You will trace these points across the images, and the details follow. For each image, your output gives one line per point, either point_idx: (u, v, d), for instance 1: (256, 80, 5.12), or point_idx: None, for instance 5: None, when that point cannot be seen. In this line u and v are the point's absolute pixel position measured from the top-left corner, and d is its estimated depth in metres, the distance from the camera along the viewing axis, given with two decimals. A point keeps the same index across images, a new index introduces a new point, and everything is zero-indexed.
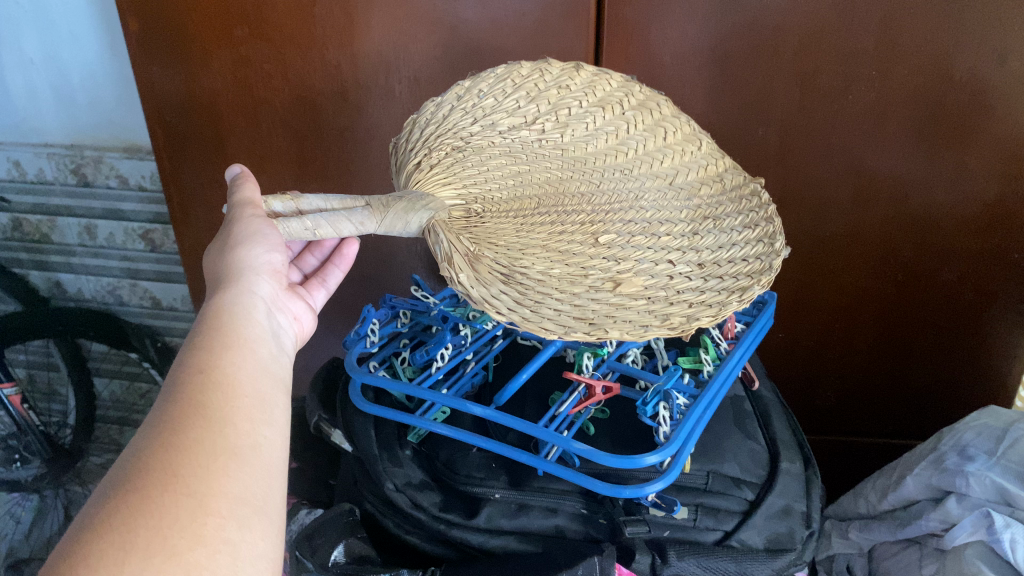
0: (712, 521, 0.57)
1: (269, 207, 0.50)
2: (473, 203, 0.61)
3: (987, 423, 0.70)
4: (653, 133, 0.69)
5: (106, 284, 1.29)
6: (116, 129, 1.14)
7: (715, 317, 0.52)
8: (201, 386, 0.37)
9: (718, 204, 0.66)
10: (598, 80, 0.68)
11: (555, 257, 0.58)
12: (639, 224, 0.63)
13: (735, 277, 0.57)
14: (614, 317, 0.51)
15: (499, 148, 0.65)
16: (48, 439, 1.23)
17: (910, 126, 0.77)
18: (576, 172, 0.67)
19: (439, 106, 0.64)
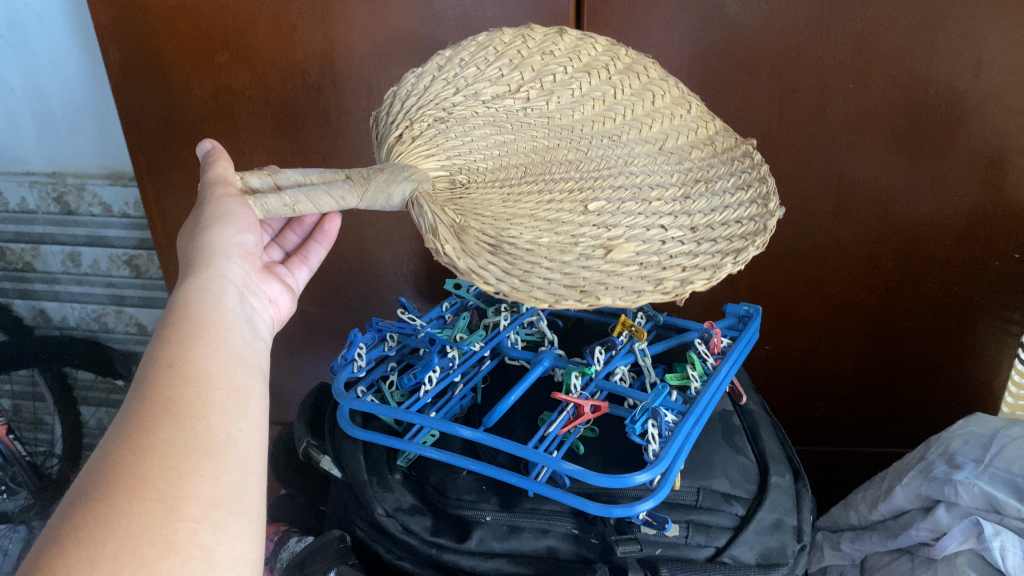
0: (704, 538, 0.57)
1: (246, 183, 0.50)
2: (456, 175, 0.61)
3: (974, 431, 0.71)
4: (641, 98, 0.65)
5: (92, 312, 1.28)
6: (98, 156, 1.13)
7: (709, 280, 0.51)
8: (169, 381, 0.37)
9: (711, 166, 0.63)
10: (583, 45, 0.64)
11: (544, 226, 0.57)
12: (629, 189, 0.60)
13: (728, 239, 0.55)
14: (605, 283, 0.50)
15: (483, 118, 0.63)
16: (32, 470, 1.24)
17: (888, 137, 0.78)
18: (565, 141, 0.65)
19: (420, 77, 0.62)
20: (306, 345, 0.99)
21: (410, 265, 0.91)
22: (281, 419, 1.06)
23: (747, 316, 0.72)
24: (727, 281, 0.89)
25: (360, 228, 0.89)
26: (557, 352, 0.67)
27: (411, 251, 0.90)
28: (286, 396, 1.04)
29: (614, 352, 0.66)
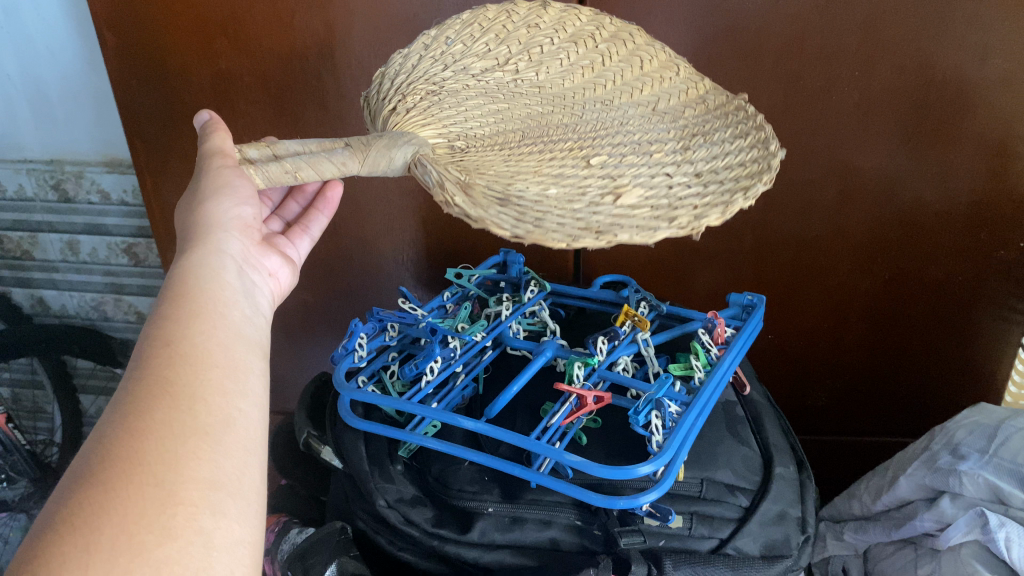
0: (708, 529, 0.57)
1: (245, 155, 0.48)
2: (454, 140, 0.61)
3: (978, 421, 0.70)
4: (630, 64, 0.67)
5: (91, 300, 1.27)
6: (95, 143, 1.12)
7: (722, 215, 0.52)
8: (167, 361, 0.36)
9: (706, 121, 0.66)
10: (568, 16, 0.66)
11: (549, 180, 0.59)
12: (629, 146, 0.64)
13: (730, 180, 0.58)
14: (620, 221, 0.51)
15: (475, 90, 0.65)
16: (33, 458, 1.24)
17: (893, 124, 0.77)
18: (558, 107, 0.68)
19: (408, 57, 0.63)
20: (306, 334, 0.98)
21: (410, 254, 0.90)
22: (281, 409, 1.06)
23: (750, 306, 0.71)
24: (730, 270, 0.89)
25: (360, 215, 0.88)
26: (560, 342, 0.66)
27: (411, 240, 0.89)
28: (286, 386, 1.04)
29: (617, 342, 0.66)
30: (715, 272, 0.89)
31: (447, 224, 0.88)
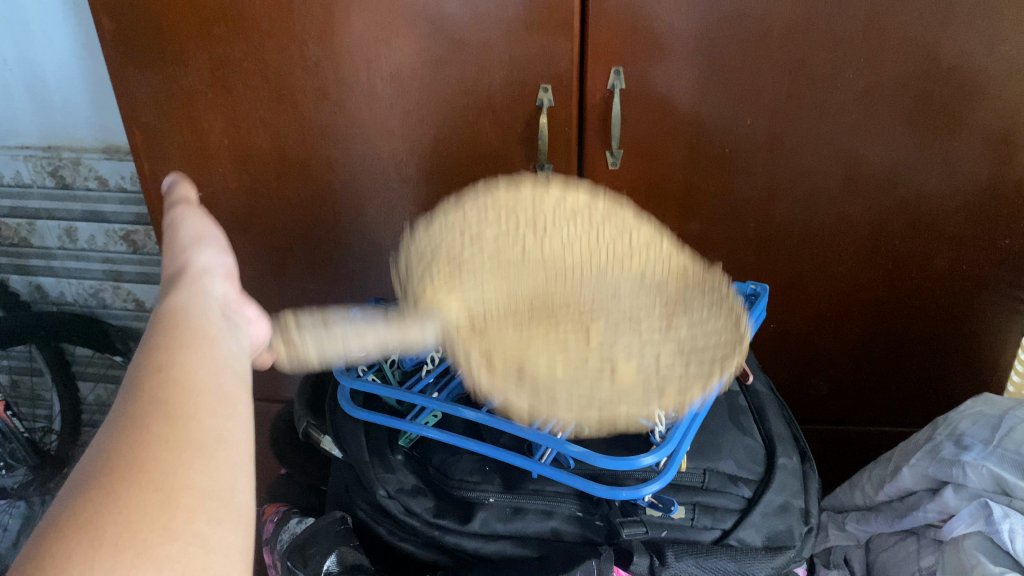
0: (710, 520, 0.57)
1: (296, 345, 0.50)
2: (472, 317, 0.54)
3: (983, 412, 0.70)
4: (621, 234, 0.62)
5: (89, 287, 1.27)
6: (93, 129, 1.11)
7: (708, 386, 0.50)
8: (160, 385, 0.36)
9: (688, 297, 0.60)
10: (568, 195, 0.61)
11: (554, 356, 0.52)
12: (623, 317, 0.57)
13: (714, 346, 0.54)
14: (617, 405, 0.49)
15: (485, 260, 0.58)
16: (32, 445, 1.24)
17: (898, 113, 0.76)
18: (559, 282, 0.59)
19: (426, 234, 0.59)
20: None
21: None
22: (281, 396, 1.05)
23: (753, 295, 0.71)
24: (732, 259, 0.88)
25: (360, 204, 0.87)
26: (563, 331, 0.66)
27: (411, 228, 0.89)
28: (285, 374, 1.03)
29: None
30: (717, 262, 0.89)
31: None
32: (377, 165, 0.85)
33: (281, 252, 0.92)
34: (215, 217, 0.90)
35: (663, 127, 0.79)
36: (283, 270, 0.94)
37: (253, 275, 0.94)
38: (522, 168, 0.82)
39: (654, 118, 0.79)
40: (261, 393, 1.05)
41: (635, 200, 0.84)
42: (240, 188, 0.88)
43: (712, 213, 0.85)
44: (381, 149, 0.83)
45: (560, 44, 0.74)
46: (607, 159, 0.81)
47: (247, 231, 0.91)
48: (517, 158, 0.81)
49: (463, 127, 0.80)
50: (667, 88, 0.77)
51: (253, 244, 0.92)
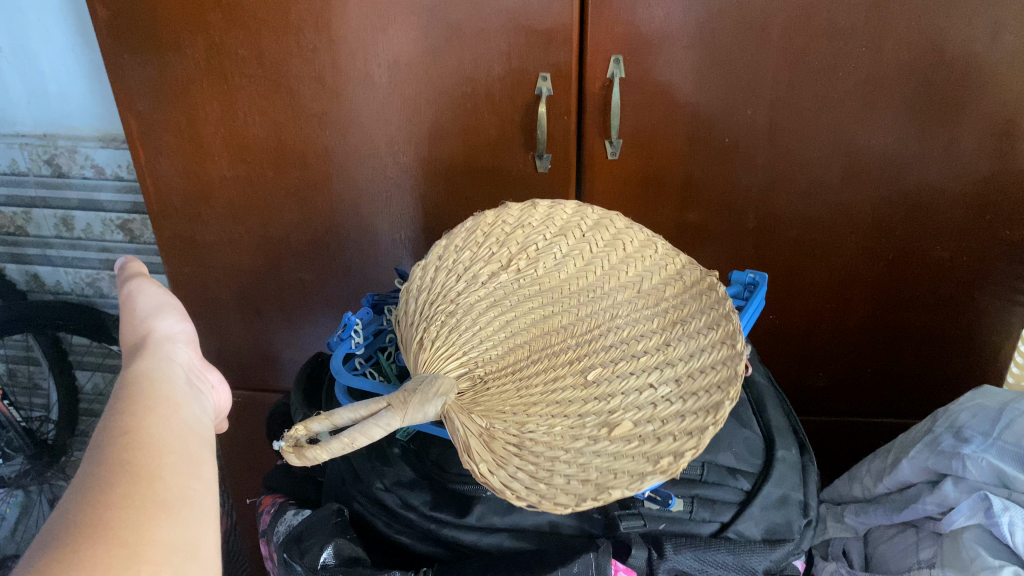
0: (709, 513, 0.57)
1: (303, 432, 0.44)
2: (476, 369, 0.54)
3: (983, 404, 0.69)
4: (613, 247, 0.62)
5: (86, 276, 1.26)
6: (90, 118, 1.11)
7: (697, 447, 0.47)
8: (127, 445, 0.37)
9: (682, 303, 0.61)
10: (555, 211, 0.62)
11: (555, 410, 0.53)
12: (617, 347, 0.58)
13: (707, 389, 0.53)
14: (612, 470, 0.47)
15: (484, 300, 0.58)
16: (29, 435, 1.25)
17: (899, 104, 0.76)
18: (558, 307, 0.61)
19: (426, 269, 0.59)
20: (301, 313, 0.97)
21: (407, 232, 0.89)
22: (278, 387, 1.05)
23: (752, 284, 0.71)
24: (732, 251, 0.87)
25: (356, 194, 0.87)
26: None
27: (408, 217, 0.88)
28: (282, 365, 1.02)
29: None
30: (716, 253, 0.88)
31: (445, 202, 0.86)
32: (374, 155, 0.84)
33: (277, 242, 0.91)
34: (211, 206, 0.89)
35: (663, 117, 0.78)
36: (279, 261, 0.93)
37: (249, 266, 0.94)
38: (520, 158, 0.82)
39: (653, 108, 0.78)
40: (257, 384, 1.05)
41: (634, 191, 0.84)
42: (237, 178, 0.87)
43: (712, 204, 0.84)
44: (378, 138, 0.83)
45: (559, 32, 0.73)
46: (606, 149, 0.80)
47: (243, 221, 0.90)
48: (515, 148, 0.81)
49: (460, 116, 0.80)
50: (667, 77, 0.76)
51: (248, 234, 0.91)
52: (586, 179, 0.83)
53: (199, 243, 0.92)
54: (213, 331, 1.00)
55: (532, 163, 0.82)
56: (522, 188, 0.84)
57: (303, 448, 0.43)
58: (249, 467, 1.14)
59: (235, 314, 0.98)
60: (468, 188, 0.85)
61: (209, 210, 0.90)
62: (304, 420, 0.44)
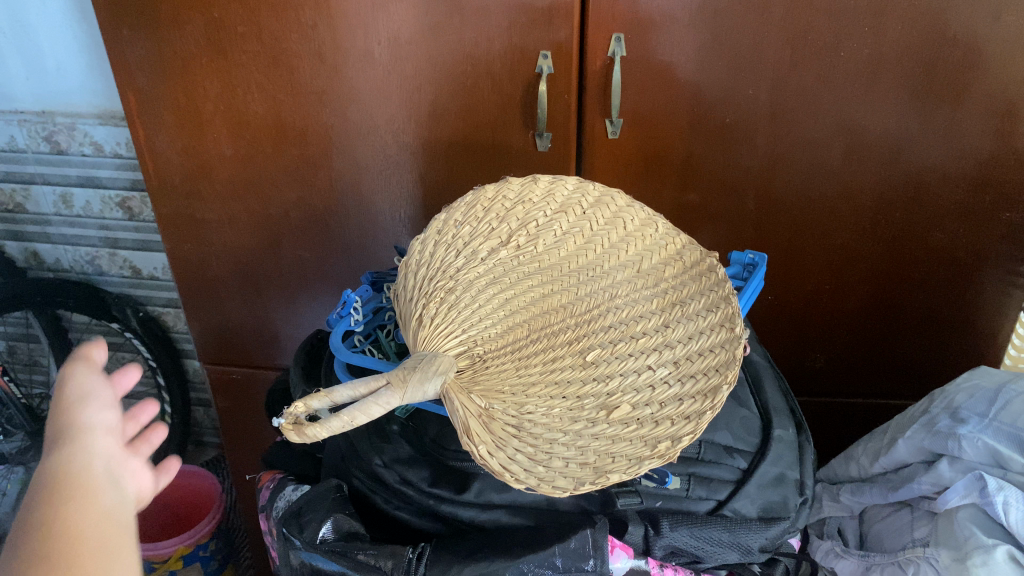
0: (705, 491, 0.57)
1: (305, 407, 0.44)
2: (475, 347, 0.54)
3: (978, 384, 0.70)
4: (613, 226, 0.63)
5: (85, 254, 1.26)
6: (89, 95, 1.10)
7: (694, 433, 0.50)
8: (53, 492, 0.38)
9: (681, 284, 0.61)
10: (556, 187, 0.63)
11: (553, 390, 0.53)
12: (617, 327, 0.58)
13: (705, 373, 0.54)
14: (611, 453, 0.49)
15: (484, 276, 0.58)
16: (29, 412, 1.28)
17: (901, 85, 0.75)
18: (558, 285, 0.61)
19: (424, 244, 0.58)
20: (301, 291, 0.97)
21: (407, 210, 0.89)
22: (278, 365, 1.05)
23: (752, 264, 0.70)
24: (732, 231, 0.87)
25: (355, 172, 0.87)
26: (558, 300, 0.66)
27: (408, 195, 0.88)
28: (281, 343, 1.03)
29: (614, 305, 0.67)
30: (716, 232, 0.88)
31: (444, 180, 0.86)
32: (374, 132, 0.84)
33: (276, 220, 0.91)
34: (211, 184, 0.89)
35: (664, 96, 0.78)
36: (278, 239, 0.93)
37: (248, 244, 0.94)
38: (520, 137, 0.81)
39: (655, 86, 0.78)
40: (257, 362, 1.05)
41: (634, 170, 0.83)
42: (236, 156, 0.87)
43: (712, 184, 0.84)
44: (378, 116, 0.83)
45: (560, 9, 0.72)
46: (607, 128, 0.80)
47: (243, 198, 0.90)
48: (516, 126, 0.80)
49: (460, 94, 0.79)
50: (669, 55, 0.76)
51: (247, 212, 0.91)
52: (586, 157, 0.83)
53: (198, 220, 0.92)
54: (213, 309, 1.00)
55: (532, 141, 0.81)
56: (522, 167, 0.84)
57: (302, 425, 0.43)
58: (250, 444, 1.14)
59: (235, 292, 0.98)
60: (468, 167, 0.85)
61: (208, 188, 0.89)
62: (304, 397, 0.44)
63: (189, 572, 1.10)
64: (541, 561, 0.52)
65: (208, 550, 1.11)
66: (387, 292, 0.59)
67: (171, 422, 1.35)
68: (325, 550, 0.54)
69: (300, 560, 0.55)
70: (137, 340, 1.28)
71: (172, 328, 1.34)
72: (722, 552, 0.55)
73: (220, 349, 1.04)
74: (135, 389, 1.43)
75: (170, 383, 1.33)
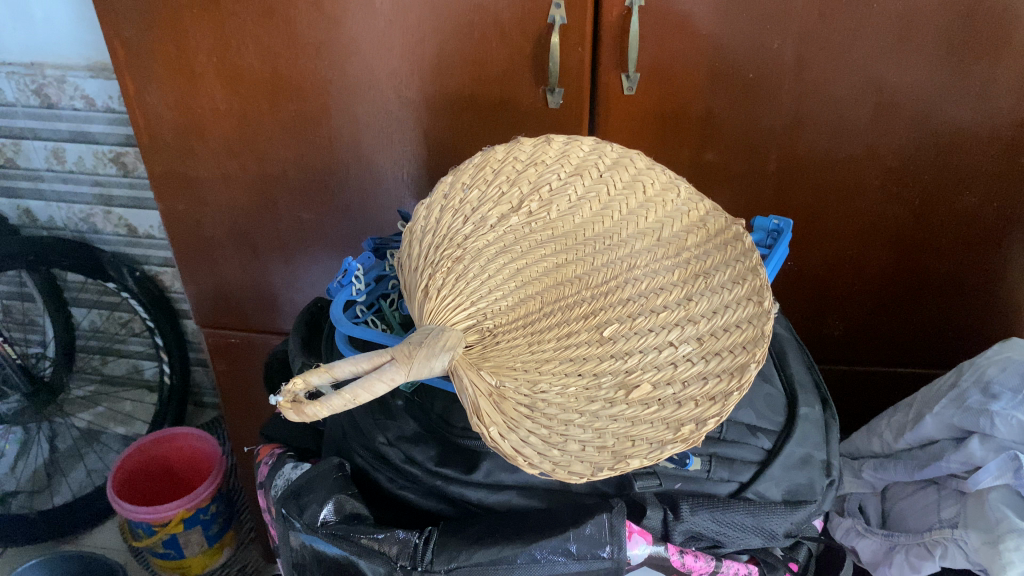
0: (728, 473, 0.55)
1: (303, 382, 0.40)
2: (485, 321, 0.50)
3: (1012, 356, 0.66)
4: (632, 190, 0.59)
5: (79, 212, 1.22)
6: (79, 46, 1.05)
7: (721, 416, 0.46)
8: None
9: (705, 254, 0.58)
10: (570, 148, 0.58)
11: (568, 367, 0.49)
12: (636, 300, 0.55)
13: (730, 351, 0.50)
14: (631, 436, 0.45)
15: (494, 245, 0.54)
16: (24, 373, 1.23)
17: (937, 39, 0.71)
18: (572, 254, 0.57)
19: (430, 209, 0.55)
20: (301, 254, 0.93)
21: (411, 170, 0.85)
22: (278, 329, 1.02)
23: (776, 231, 0.67)
24: (752, 193, 0.83)
25: (357, 130, 0.82)
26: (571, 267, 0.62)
27: (411, 154, 0.84)
28: (280, 306, 0.99)
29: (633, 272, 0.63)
30: (734, 195, 0.84)
31: (450, 139, 0.82)
32: (376, 87, 0.79)
33: (273, 179, 0.87)
34: (204, 140, 0.85)
35: (683, 49, 0.74)
36: (276, 198, 0.89)
37: (245, 204, 0.90)
38: (530, 94, 0.77)
39: (674, 39, 0.73)
40: (256, 326, 1.02)
41: (650, 129, 0.79)
42: (230, 111, 0.82)
43: (731, 143, 0.79)
44: (380, 69, 0.78)
45: None
46: (622, 84, 0.76)
47: (238, 155, 0.86)
48: (525, 81, 0.76)
49: (467, 46, 0.75)
50: (689, 6, 0.71)
51: (243, 170, 0.87)
52: (599, 116, 0.79)
53: (192, 178, 0.88)
54: (210, 271, 0.97)
55: (543, 97, 0.77)
56: (532, 125, 0.79)
57: (301, 403, 0.39)
58: (251, 408, 1.12)
59: (232, 254, 0.94)
60: (474, 124, 0.81)
61: (202, 145, 0.85)
62: (303, 372, 0.39)
63: (190, 536, 1.08)
64: (554, 547, 0.49)
65: (209, 513, 1.09)
66: (392, 261, 0.56)
67: (170, 383, 1.32)
68: (326, 534, 0.51)
69: (300, 541, 0.53)
70: (133, 300, 1.24)
71: (169, 288, 1.31)
72: (746, 537, 0.54)
73: (217, 312, 1.01)
74: (133, 348, 1.42)
75: (169, 344, 1.29)
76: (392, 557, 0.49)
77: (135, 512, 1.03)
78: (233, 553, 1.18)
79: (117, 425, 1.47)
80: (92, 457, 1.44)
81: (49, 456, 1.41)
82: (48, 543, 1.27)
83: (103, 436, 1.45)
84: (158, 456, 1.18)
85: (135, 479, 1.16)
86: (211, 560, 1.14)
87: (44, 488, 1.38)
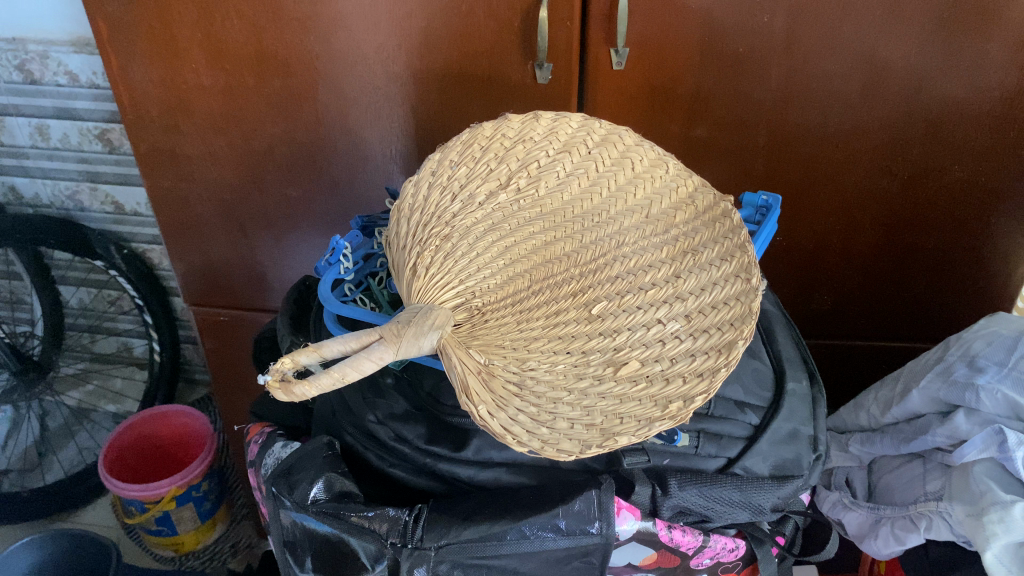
0: (715, 449, 0.56)
1: (293, 362, 0.39)
2: (473, 299, 0.50)
3: (998, 332, 0.66)
4: (621, 167, 0.59)
5: (65, 189, 1.21)
6: (61, 20, 1.03)
7: (708, 392, 0.47)
8: None
9: (694, 231, 0.58)
10: (559, 125, 0.58)
11: (557, 344, 0.50)
12: (624, 278, 0.55)
13: (718, 328, 0.50)
14: (619, 414, 0.45)
15: (482, 223, 0.54)
16: (13, 351, 1.24)
17: (928, 12, 0.70)
18: (561, 232, 0.57)
19: (418, 186, 0.55)
20: (290, 231, 0.93)
21: (400, 146, 0.85)
22: (268, 307, 1.02)
23: (765, 207, 0.67)
24: (741, 168, 0.83)
25: (344, 105, 0.82)
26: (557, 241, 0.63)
27: (400, 130, 0.83)
28: (268, 283, 0.99)
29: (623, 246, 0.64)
30: (723, 169, 0.83)
31: (437, 115, 0.82)
32: (363, 63, 0.78)
33: (262, 155, 0.86)
34: (190, 117, 0.84)
35: (673, 23, 0.73)
36: (261, 176, 0.88)
37: (233, 181, 0.89)
38: (517, 70, 0.76)
39: (664, 12, 0.72)
40: (245, 303, 1.02)
41: (640, 104, 0.79)
42: (216, 87, 0.81)
43: (721, 117, 0.79)
44: (367, 45, 0.77)
45: None
46: (612, 58, 0.75)
47: (224, 132, 0.85)
48: (513, 55, 0.75)
49: (455, 21, 0.74)
50: None
51: (230, 146, 0.86)
52: (587, 92, 0.78)
53: (179, 156, 0.87)
54: (197, 248, 0.96)
55: (531, 73, 0.76)
56: (520, 102, 0.79)
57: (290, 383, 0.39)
58: (241, 386, 1.12)
59: (220, 231, 0.94)
60: (462, 100, 0.80)
61: (187, 122, 0.84)
62: (291, 351, 0.39)
63: (182, 512, 1.09)
64: (543, 523, 0.49)
65: (201, 490, 1.09)
66: (379, 240, 0.56)
67: (160, 360, 1.32)
68: (316, 513, 0.51)
69: (290, 519, 0.53)
70: (121, 278, 1.23)
71: (157, 265, 1.30)
72: (733, 511, 0.54)
73: (207, 291, 1.01)
74: (123, 326, 1.41)
75: (158, 321, 1.28)
76: (382, 534, 0.50)
77: (125, 488, 1.03)
78: (227, 529, 1.18)
79: (107, 403, 1.47)
80: (83, 434, 1.44)
81: (40, 435, 1.41)
82: (40, 522, 1.28)
83: (94, 413, 1.46)
84: (148, 434, 1.18)
85: (126, 456, 1.16)
86: (203, 536, 1.15)
87: (36, 466, 1.38)
